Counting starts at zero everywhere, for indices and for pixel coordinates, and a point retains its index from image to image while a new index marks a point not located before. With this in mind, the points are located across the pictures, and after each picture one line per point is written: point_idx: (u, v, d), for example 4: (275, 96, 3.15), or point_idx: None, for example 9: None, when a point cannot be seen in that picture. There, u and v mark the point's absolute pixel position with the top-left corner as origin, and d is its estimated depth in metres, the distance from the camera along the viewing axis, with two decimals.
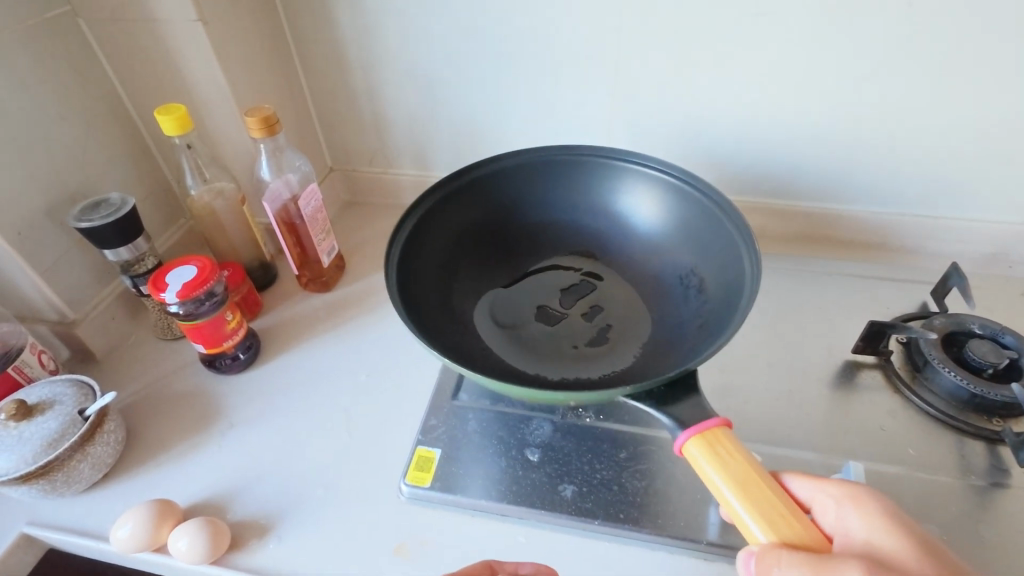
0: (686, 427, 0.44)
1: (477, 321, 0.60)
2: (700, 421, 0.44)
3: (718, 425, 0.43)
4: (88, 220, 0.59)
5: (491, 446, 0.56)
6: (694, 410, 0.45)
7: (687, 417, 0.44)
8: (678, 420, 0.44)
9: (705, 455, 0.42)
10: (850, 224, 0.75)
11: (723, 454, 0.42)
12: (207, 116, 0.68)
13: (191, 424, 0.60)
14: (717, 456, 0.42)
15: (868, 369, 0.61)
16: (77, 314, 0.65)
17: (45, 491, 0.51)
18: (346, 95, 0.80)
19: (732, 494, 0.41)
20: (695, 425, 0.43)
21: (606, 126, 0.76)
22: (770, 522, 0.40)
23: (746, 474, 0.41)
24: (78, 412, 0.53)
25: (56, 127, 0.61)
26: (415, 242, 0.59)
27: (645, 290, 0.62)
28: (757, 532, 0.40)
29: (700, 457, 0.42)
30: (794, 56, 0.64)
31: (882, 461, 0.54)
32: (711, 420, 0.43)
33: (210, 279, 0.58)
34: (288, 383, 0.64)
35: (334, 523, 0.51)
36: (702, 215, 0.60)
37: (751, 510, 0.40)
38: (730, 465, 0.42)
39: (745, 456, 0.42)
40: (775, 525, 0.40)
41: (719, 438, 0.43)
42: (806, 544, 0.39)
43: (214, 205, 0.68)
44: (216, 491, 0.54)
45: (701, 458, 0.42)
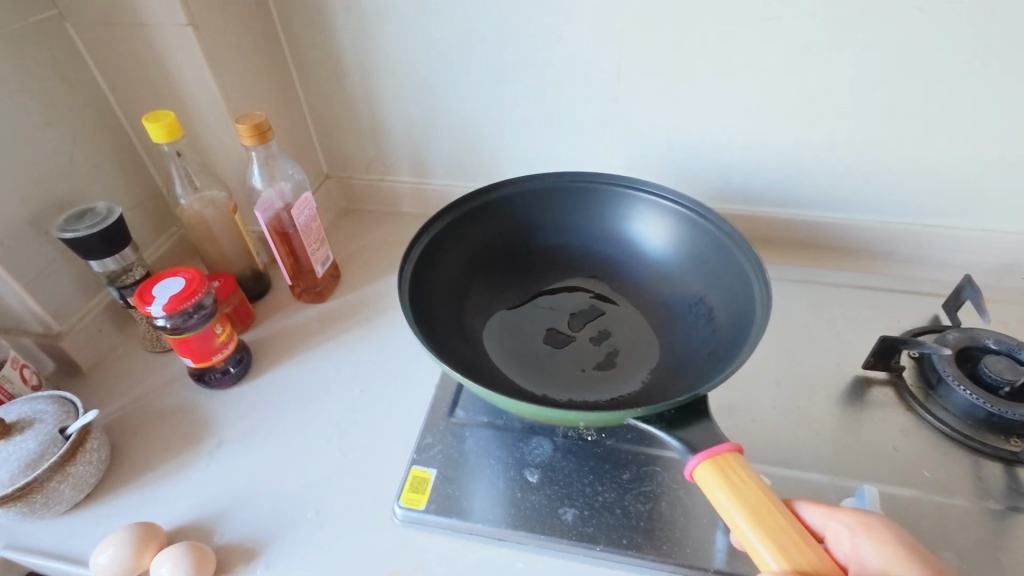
0: (697, 451, 0.42)
1: (483, 343, 0.58)
2: (710, 445, 0.42)
3: (729, 450, 0.41)
4: (73, 230, 0.57)
5: (489, 466, 0.53)
6: (704, 434, 0.43)
7: (698, 442, 0.43)
8: (687, 444, 0.43)
9: (716, 480, 0.40)
10: (858, 234, 0.74)
11: (734, 478, 0.40)
12: (197, 122, 0.66)
13: (178, 441, 0.58)
14: (727, 481, 0.40)
15: (879, 386, 0.59)
16: (62, 326, 0.63)
17: (23, 514, 0.49)
18: (342, 100, 0.78)
19: (743, 520, 0.39)
20: (706, 449, 0.42)
21: (608, 133, 0.74)
22: (783, 550, 0.38)
23: (757, 500, 0.39)
24: (59, 431, 0.51)
25: (41, 134, 0.59)
26: (425, 264, 0.57)
27: (653, 316, 0.60)
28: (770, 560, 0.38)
29: (711, 482, 0.41)
30: (800, 61, 0.62)
31: (895, 483, 0.52)
32: (723, 445, 0.42)
33: (199, 292, 0.56)
34: (280, 398, 0.62)
35: (325, 548, 0.49)
36: (713, 245, 0.58)
37: (764, 537, 0.38)
38: (742, 490, 0.40)
39: (756, 481, 0.40)
40: (788, 552, 0.38)
41: (730, 462, 0.41)
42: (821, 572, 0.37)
43: (204, 214, 0.66)
44: (203, 514, 0.52)
45: (711, 483, 0.40)
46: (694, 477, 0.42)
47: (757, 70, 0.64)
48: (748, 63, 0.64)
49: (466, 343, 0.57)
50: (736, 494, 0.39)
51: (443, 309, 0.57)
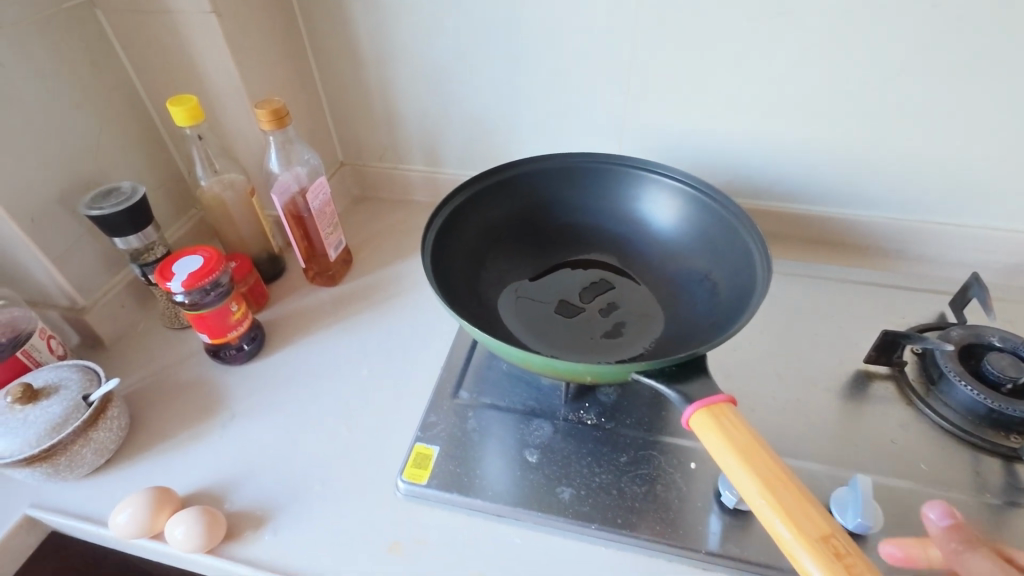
0: (693, 401, 0.39)
1: (494, 312, 0.59)
2: (707, 397, 0.39)
3: (723, 400, 0.38)
4: (99, 207, 0.59)
5: (491, 446, 0.55)
6: (704, 387, 0.40)
7: (696, 393, 0.39)
8: (686, 395, 0.40)
9: (708, 426, 0.37)
10: (866, 231, 0.74)
11: (728, 426, 0.37)
12: (219, 108, 0.68)
13: (193, 413, 0.61)
14: (722, 430, 0.37)
15: (880, 380, 0.59)
16: (87, 301, 0.65)
17: (48, 474, 0.52)
18: (358, 89, 0.80)
19: (729, 458, 0.36)
20: (702, 399, 0.39)
21: (618, 125, 0.75)
22: (767, 485, 0.34)
23: (748, 442, 0.36)
24: (82, 397, 0.53)
25: (71, 116, 0.62)
26: (444, 238, 0.58)
27: (660, 291, 0.60)
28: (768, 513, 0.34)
29: (704, 429, 0.38)
30: (811, 57, 0.63)
31: (891, 474, 0.52)
32: (718, 395, 0.38)
33: (216, 269, 0.58)
34: (291, 376, 0.64)
35: (331, 518, 0.51)
36: (719, 224, 0.58)
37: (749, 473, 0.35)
38: (735, 435, 0.36)
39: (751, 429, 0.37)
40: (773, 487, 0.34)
41: (725, 411, 0.38)
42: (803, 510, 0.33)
43: (224, 196, 0.68)
44: (216, 481, 0.54)
45: (704, 430, 0.37)
46: (689, 427, 0.39)
47: (768, 65, 0.64)
48: (758, 58, 0.64)
49: (482, 313, 0.58)
50: (727, 438, 0.36)
51: (460, 282, 0.58)
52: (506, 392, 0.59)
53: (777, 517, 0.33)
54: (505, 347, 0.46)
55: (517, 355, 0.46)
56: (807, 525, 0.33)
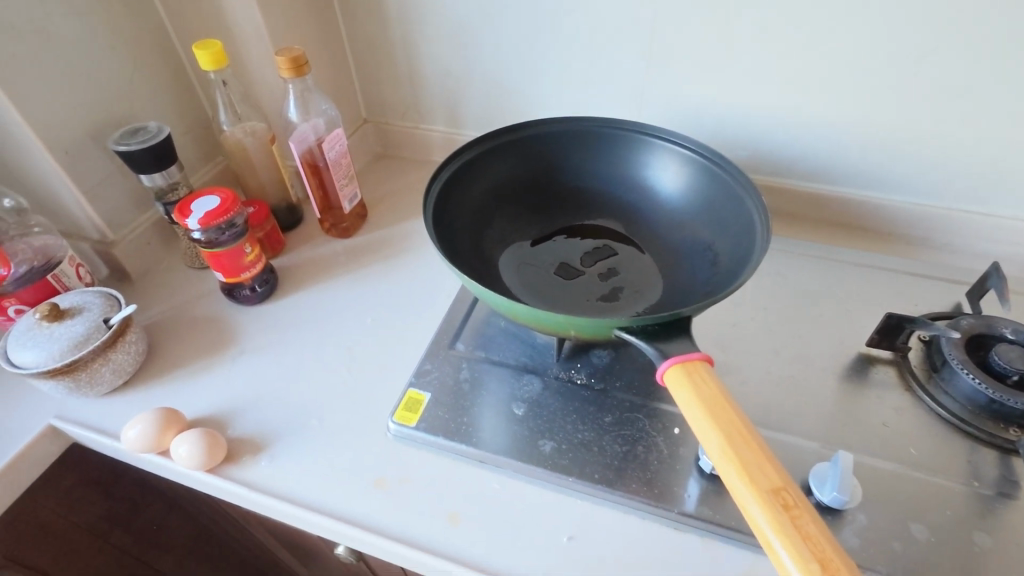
0: (668, 357, 0.40)
1: (493, 268, 0.60)
2: (684, 354, 0.39)
3: (699, 357, 0.39)
4: (126, 144, 0.62)
5: (482, 397, 0.56)
6: (683, 347, 0.41)
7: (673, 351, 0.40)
8: (663, 352, 0.40)
9: (681, 382, 0.38)
10: (888, 215, 0.71)
11: (699, 383, 0.38)
12: (245, 56, 0.70)
13: (206, 346, 0.64)
14: (693, 387, 0.37)
15: (881, 365, 0.58)
16: (116, 235, 0.69)
17: (70, 388, 0.56)
18: (383, 46, 0.81)
19: (696, 415, 0.37)
20: (677, 356, 0.39)
21: (638, 93, 0.74)
22: (728, 442, 0.35)
23: (716, 400, 0.37)
24: (103, 320, 0.56)
25: (106, 56, 0.65)
26: (449, 193, 0.59)
27: (662, 259, 0.60)
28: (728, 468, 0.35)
29: (677, 385, 0.38)
30: (842, 26, 0.60)
31: (879, 456, 0.51)
32: (694, 352, 0.38)
33: (231, 210, 0.60)
34: (298, 319, 0.67)
35: (324, 451, 0.54)
36: (726, 193, 0.57)
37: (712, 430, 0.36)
38: (705, 393, 0.37)
39: (722, 388, 0.37)
40: (733, 445, 0.35)
41: (699, 369, 0.38)
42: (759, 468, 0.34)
43: (245, 142, 0.70)
44: (221, 409, 0.58)
45: (676, 385, 0.38)
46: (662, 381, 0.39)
47: (796, 33, 0.62)
48: (786, 26, 0.62)
49: (482, 269, 0.59)
50: (697, 395, 0.37)
51: (462, 236, 0.59)
52: (501, 348, 0.61)
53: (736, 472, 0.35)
54: (495, 298, 0.47)
55: (504, 305, 0.47)
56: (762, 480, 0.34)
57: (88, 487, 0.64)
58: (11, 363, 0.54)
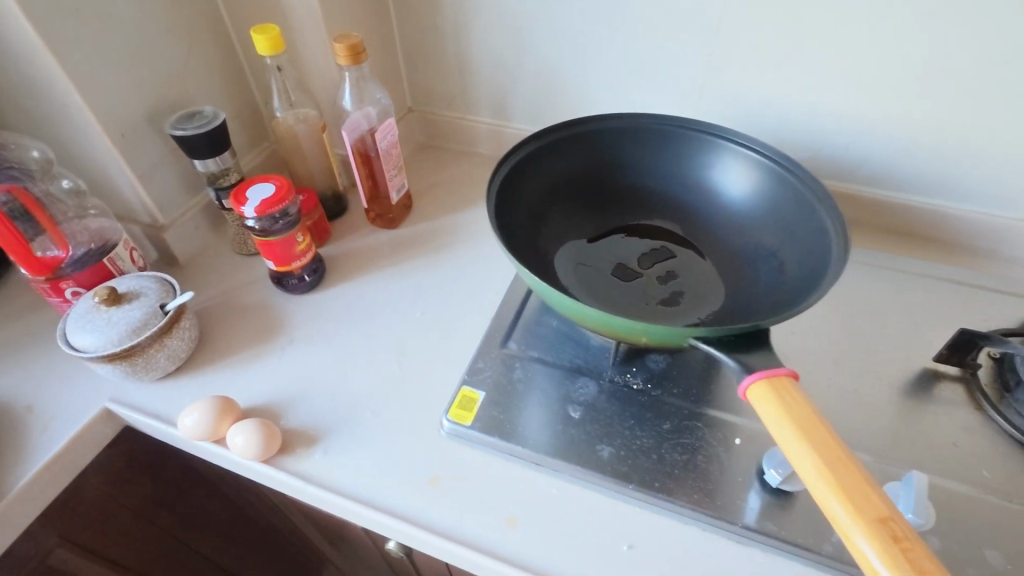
0: (753, 372, 0.38)
1: (550, 267, 0.58)
2: (768, 368, 0.38)
3: (787, 374, 0.37)
4: (183, 128, 0.62)
5: (536, 398, 0.56)
6: (765, 360, 0.39)
7: (757, 364, 0.39)
8: (745, 365, 0.39)
9: (769, 398, 0.36)
10: (954, 225, 0.69)
11: (789, 401, 0.36)
12: (299, 41, 0.69)
13: (256, 335, 0.64)
14: (782, 404, 0.36)
15: (949, 381, 0.56)
16: (166, 219, 0.69)
17: (126, 373, 0.56)
18: (434, 34, 0.79)
19: (788, 435, 0.35)
20: (763, 371, 0.38)
21: (697, 90, 0.71)
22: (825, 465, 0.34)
23: (808, 420, 0.35)
24: (159, 306, 0.56)
25: (163, 38, 0.64)
26: (508, 189, 0.58)
27: (722, 264, 0.58)
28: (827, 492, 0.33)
29: (763, 402, 0.37)
30: (925, 27, 0.57)
31: (949, 477, 0.50)
32: (782, 368, 0.37)
33: (286, 199, 0.60)
34: (347, 310, 0.66)
35: (377, 446, 0.54)
36: (795, 200, 0.55)
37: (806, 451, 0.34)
38: (795, 410, 0.36)
39: (812, 407, 0.36)
40: (831, 468, 0.34)
41: (786, 385, 0.37)
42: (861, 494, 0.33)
43: (296, 129, 0.70)
44: (273, 399, 0.58)
45: (764, 402, 0.36)
46: (744, 397, 0.38)
47: (873, 32, 0.59)
48: (863, 25, 0.59)
49: (538, 267, 0.57)
50: (789, 412, 0.35)
51: (520, 233, 0.58)
52: (554, 348, 0.60)
53: (837, 496, 0.33)
54: (565, 301, 0.46)
55: (574, 308, 0.46)
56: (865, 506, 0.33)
57: (136, 470, 0.65)
58: (71, 345, 0.54)
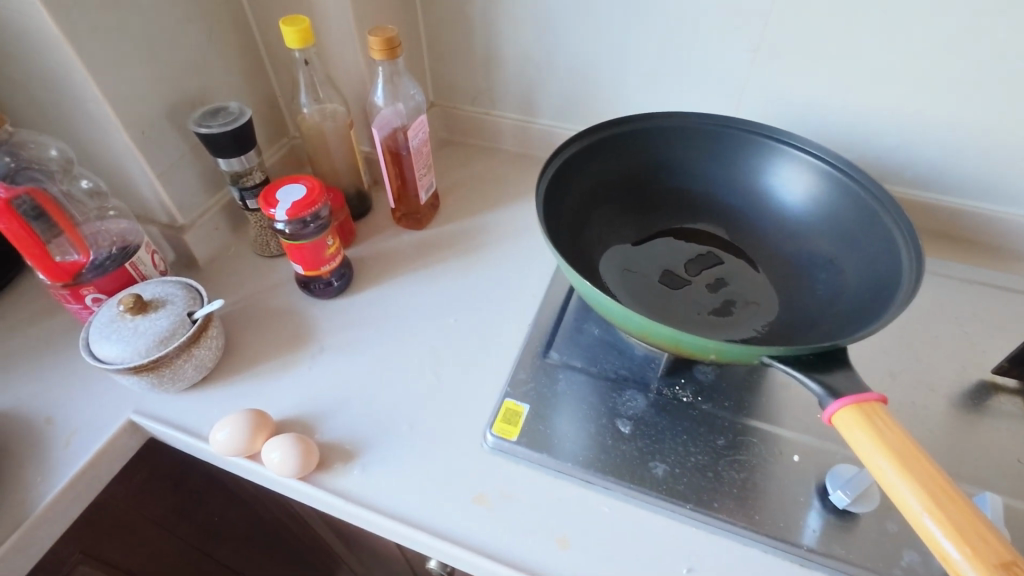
0: (839, 396, 0.36)
1: (596, 273, 0.56)
2: (855, 392, 0.36)
3: (876, 399, 0.35)
4: (207, 126, 0.59)
5: (582, 411, 0.54)
6: (849, 381, 0.37)
7: (842, 387, 0.36)
8: (829, 388, 0.37)
9: (860, 426, 0.34)
10: (1002, 229, 0.66)
11: (882, 428, 0.34)
12: (324, 33, 0.66)
13: (284, 342, 0.61)
14: (874, 431, 0.34)
15: (1007, 395, 0.54)
16: (186, 220, 0.66)
17: (152, 384, 0.54)
18: (461, 26, 0.76)
19: (885, 465, 0.33)
20: (851, 396, 0.35)
21: (739, 87, 0.68)
22: (932, 499, 0.32)
23: (906, 448, 0.33)
24: (187, 313, 0.54)
25: (183, 29, 0.61)
26: (553, 192, 0.55)
27: (774, 271, 0.57)
28: (935, 528, 0.31)
29: (853, 430, 0.35)
30: (991, 24, 0.54)
31: (1015, 497, 0.48)
32: (871, 393, 0.35)
33: (317, 202, 0.57)
34: (378, 316, 0.64)
35: (417, 462, 0.51)
36: (854, 205, 0.54)
37: (908, 484, 0.32)
38: (890, 438, 0.34)
39: (907, 433, 0.34)
40: (939, 502, 0.31)
41: (877, 411, 0.35)
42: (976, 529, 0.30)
43: (323, 126, 0.67)
44: (305, 411, 0.55)
45: (854, 430, 0.34)
46: (830, 424, 0.36)
47: (934, 30, 0.57)
48: (924, 22, 0.57)
49: (584, 274, 0.55)
50: (884, 441, 0.33)
51: (566, 238, 0.55)
52: (597, 358, 0.58)
53: (947, 534, 0.31)
54: (630, 316, 0.44)
55: (639, 323, 0.43)
56: (981, 545, 0.30)
57: (156, 481, 0.62)
58: (94, 356, 0.51)
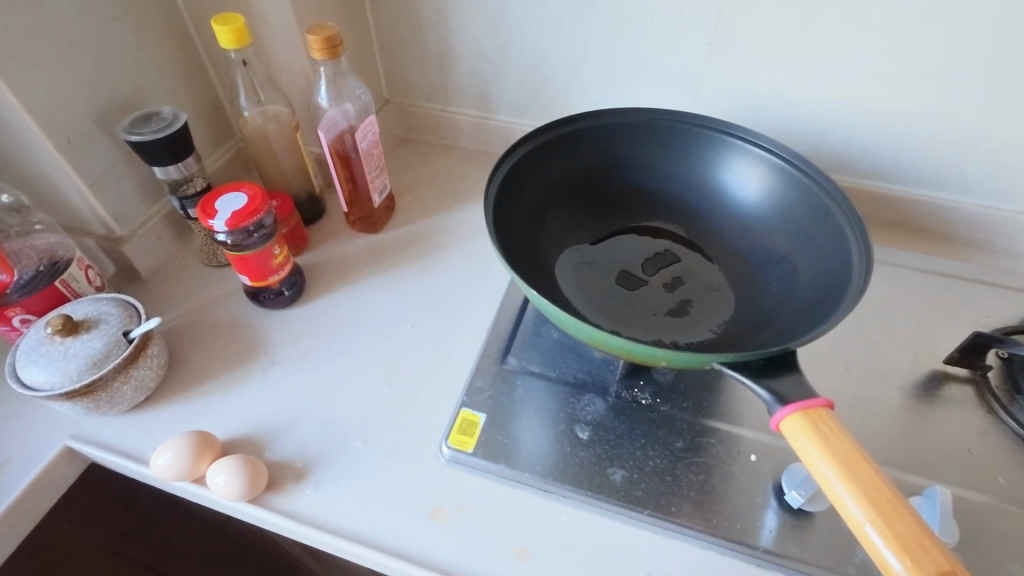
0: (787, 403, 0.36)
1: (552, 276, 0.55)
2: (803, 398, 0.36)
3: (822, 404, 0.35)
4: (138, 132, 0.56)
5: (540, 417, 0.53)
6: (797, 387, 0.37)
7: (790, 393, 0.36)
8: (777, 395, 0.37)
9: (804, 434, 0.34)
10: (953, 218, 0.67)
11: (826, 434, 0.34)
12: (264, 32, 0.63)
13: (233, 356, 0.59)
14: (820, 438, 0.34)
15: (958, 384, 0.55)
16: (124, 231, 0.63)
17: (88, 409, 0.51)
18: (411, 21, 0.73)
19: (830, 473, 0.33)
20: (798, 402, 0.35)
21: (694, 81, 0.67)
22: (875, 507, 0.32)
23: (850, 454, 0.34)
24: (122, 333, 0.51)
25: (108, 30, 0.57)
26: (504, 194, 0.54)
27: (729, 268, 0.56)
28: (876, 537, 0.31)
29: (799, 436, 0.35)
30: (938, 16, 0.54)
31: (965, 487, 0.48)
32: (818, 399, 0.35)
33: (260, 210, 0.54)
34: (331, 325, 0.62)
35: (371, 478, 0.50)
36: (807, 201, 0.53)
37: (853, 492, 0.32)
38: (834, 445, 0.34)
39: (851, 438, 0.34)
40: (881, 509, 0.32)
41: (823, 417, 0.35)
42: (916, 536, 0.31)
43: (266, 129, 0.64)
44: (254, 429, 0.53)
45: (799, 437, 0.35)
46: (779, 430, 0.36)
47: (883, 21, 0.56)
48: (873, 13, 0.56)
49: (539, 278, 0.53)
50: (826, 449, 0.33)
51: (519, 241, 0.54)
52: (556, 362, 0.57)
53: (887, 543, 0.31)
54: (580, 326, 0.42)
55: (590, 332, 0.43)
56: (922, 554, 0.30)
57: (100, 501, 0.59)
58: (22, 383, 0.48)
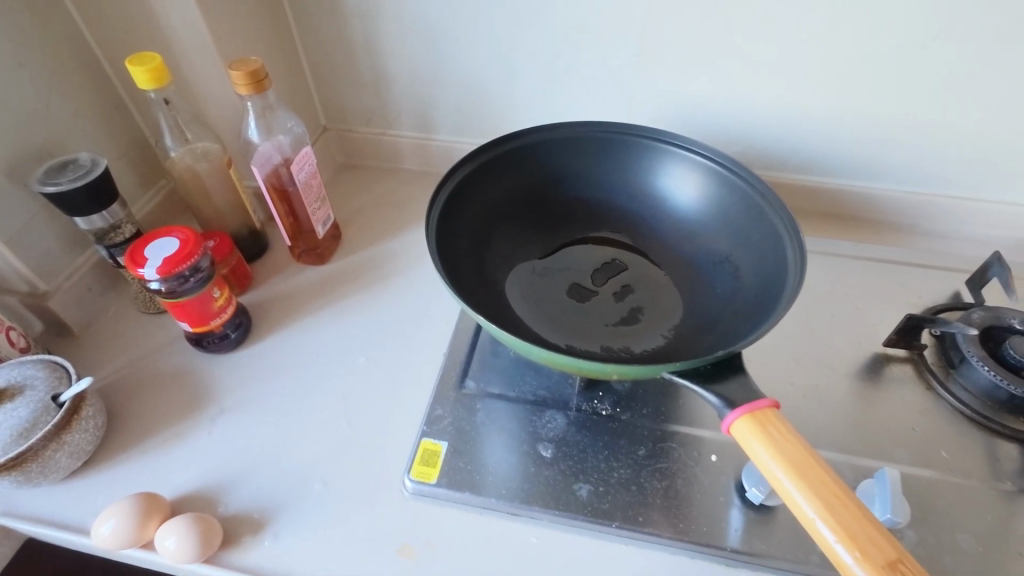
0: (736, 407, 0.38)
1: (502, 296, 0.55)
2: (750, 401, 0.38)
3: (768, 405, 0.38)
4: (55, 183, 0.53)
5: (503, 439, 0.52)
6: (744, 390, 0.39)
7: (737, 397, 0.38)
8: (726, 399, 0.39)
9: (754, 435, 0.37)
10: (881, 205, 0.71)
11: (775, 435, 0.37)
12: (186, 68, 0.61)
13: (178, 408, 0.56)
14: (769, 439, 0.37)
15: (898, 363, 0.57)
16: (49, 285, 0.59)
17: (20, 482, 0.47)
18: (343, 47, 0.72)
19: (783, 474, 0.36)
20: (746, 405, 0.38)
21: (627, 90, 0.69)
22: (825, 504, 0.34)
23: (800, 454, 0.36)
24: (51, 398, 0.48)
25: (15, 76, 0.54)
26: (447, 218, 0.53)
27: (676, 273, 0.57)
28: (827, 533, 0.34)
29: (750, 439, 0.37)
30: (845, 18, 0.57)
31: (912, 465, 0.51)
32: (763, 401, 0.37)
33: (194, 254, 0.52)
34: (281, 365, 0.60)
35: (333, 522, 0.48)
36: (742, 202, 0.55)
37: (804, 491, 0.35)
38: (784, 446, 0.36)
39: (799, 437, 0.37)
40: (830, 506, 0.34)
41: (770, 418, 0.37)
42: (863, 529, 0.34)
43: (196, 167, 0.62)
44: (205, 484, 0.51)
45: (749, 440, 0.37)
46: (731, 432, 0.39)
47: (796, 26, 0.59)
48: (786, 19, 0.59)
49: (490, 300, 0.53)
50: (776, 451, 0.36)
51: (467, 264, 0.54)
52: (514, 380, 0.56)
53: (837, 538, 0.33)
54: (529, 347, 0.42)
55: (540, 353, 0.43)
56: (867, 544, 0.33)
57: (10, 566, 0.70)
58: None
